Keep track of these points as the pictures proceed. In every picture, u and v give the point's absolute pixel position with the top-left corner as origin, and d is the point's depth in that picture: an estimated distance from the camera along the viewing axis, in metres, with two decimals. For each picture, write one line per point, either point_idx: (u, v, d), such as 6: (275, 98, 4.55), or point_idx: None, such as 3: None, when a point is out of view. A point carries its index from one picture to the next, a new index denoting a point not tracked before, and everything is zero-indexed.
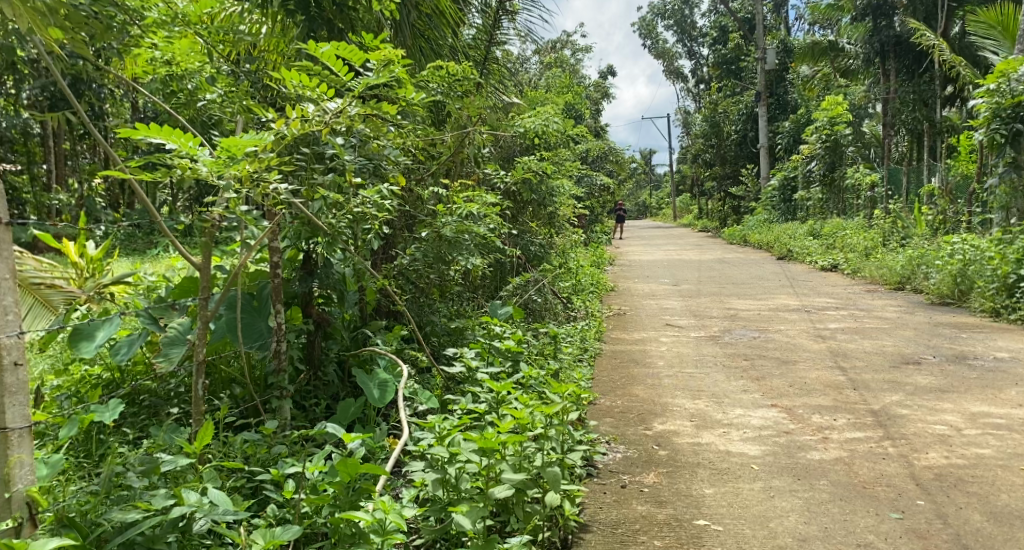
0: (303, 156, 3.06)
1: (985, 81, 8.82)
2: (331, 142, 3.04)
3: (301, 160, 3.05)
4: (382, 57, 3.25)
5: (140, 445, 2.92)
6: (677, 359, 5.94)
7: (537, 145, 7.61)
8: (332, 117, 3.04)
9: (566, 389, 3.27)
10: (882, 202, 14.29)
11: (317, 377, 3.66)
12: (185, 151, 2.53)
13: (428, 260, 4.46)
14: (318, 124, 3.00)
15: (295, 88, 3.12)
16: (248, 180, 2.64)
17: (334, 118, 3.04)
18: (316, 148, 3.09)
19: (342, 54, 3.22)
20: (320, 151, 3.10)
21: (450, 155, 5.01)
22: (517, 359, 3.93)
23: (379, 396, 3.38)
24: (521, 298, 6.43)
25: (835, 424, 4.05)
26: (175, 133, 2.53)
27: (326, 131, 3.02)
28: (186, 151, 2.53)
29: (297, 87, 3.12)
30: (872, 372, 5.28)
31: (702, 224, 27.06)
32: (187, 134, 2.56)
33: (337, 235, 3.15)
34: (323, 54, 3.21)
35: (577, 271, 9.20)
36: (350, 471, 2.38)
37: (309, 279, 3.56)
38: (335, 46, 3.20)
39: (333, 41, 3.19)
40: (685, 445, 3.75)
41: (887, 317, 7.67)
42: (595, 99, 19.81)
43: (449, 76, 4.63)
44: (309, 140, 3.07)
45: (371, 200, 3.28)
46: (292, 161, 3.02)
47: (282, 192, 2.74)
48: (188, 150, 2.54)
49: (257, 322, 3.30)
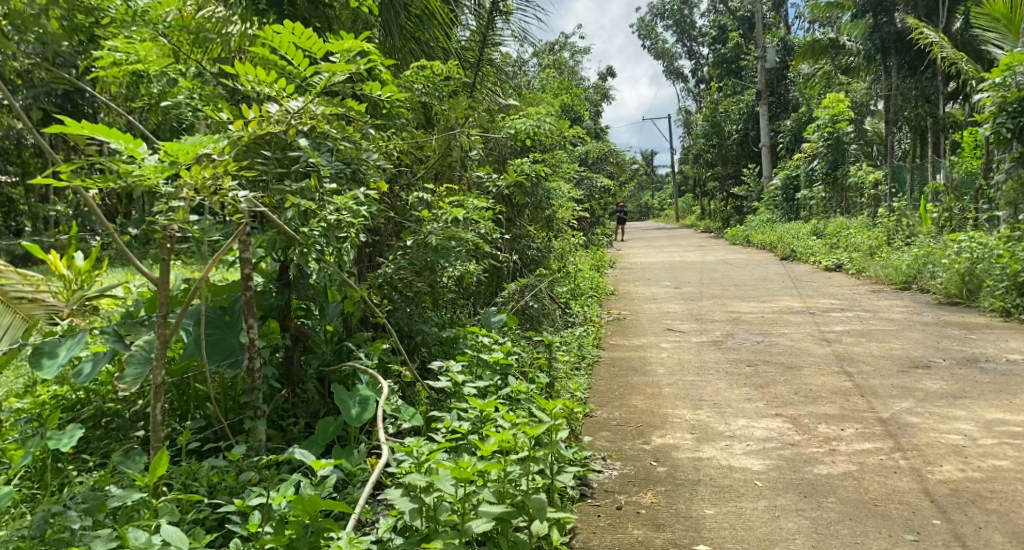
0: (265, 159, 2.96)
1: (990, 75, 8.63)
2: (298, 144, 2.94)
3: (262, 165, 2.95)
4: (343, 47, 3.18)
5: (99, 473, 2.78)
6: (678, 366, 5.75)
7: (532, 148, 7.44)
8: (298, 119, 2.93)
9: (554, 404, 3.02)
10: (886, 200, 14.10)
11: (295, 394, 3.54)
12: (129, 155, 2.55)
13: (415, 268, 4.30)
14: (280, 126, 2.89)
15: (251, 83, 3.06)
16: (204, 187, 2.59)
17: (298, 118, 2.92)
18: (283, 150, 2.99)
19: (299, 41, 3.20)
20: (288, 155, 3.00)
21: (437, 158, 4.86)
22: (507, 372, 3.73)
23: (357, 415, 3.22)
24: (518, 305, 6.25)
25: (843, 435, 3.86)
26: (121, 136, 2.54)
27: (292, 133, 2.91)
28: (130, 154, 2.55)
29: (255, 83, 3.06)
30: (880, 378, 5.09)
31: (705, 225, 26.87)
32: (133, 137, 2.57)
33: (309, 244, 3.02)
34: (278, 40, 3.18)
35: (577, 275, 9.03)
36: (308, 509, 2.25)
37: (283, 291, 3.43)
38: (291, 30, 3.18)
39: (288, 24, 3.18)
40: (685, 460, 3.56)
41: (894, 318, 7.46)
42: (594, 101, 19.67)
43: (434, 75, 4.53)
44: (272, 141, 2.96)
45: (346, 207, 3.10)
46: (253, 167, 2.94)
47: (241, 200, 2.63)
48: (133, 153, 2.55)
49: (227, 338, 3.16)
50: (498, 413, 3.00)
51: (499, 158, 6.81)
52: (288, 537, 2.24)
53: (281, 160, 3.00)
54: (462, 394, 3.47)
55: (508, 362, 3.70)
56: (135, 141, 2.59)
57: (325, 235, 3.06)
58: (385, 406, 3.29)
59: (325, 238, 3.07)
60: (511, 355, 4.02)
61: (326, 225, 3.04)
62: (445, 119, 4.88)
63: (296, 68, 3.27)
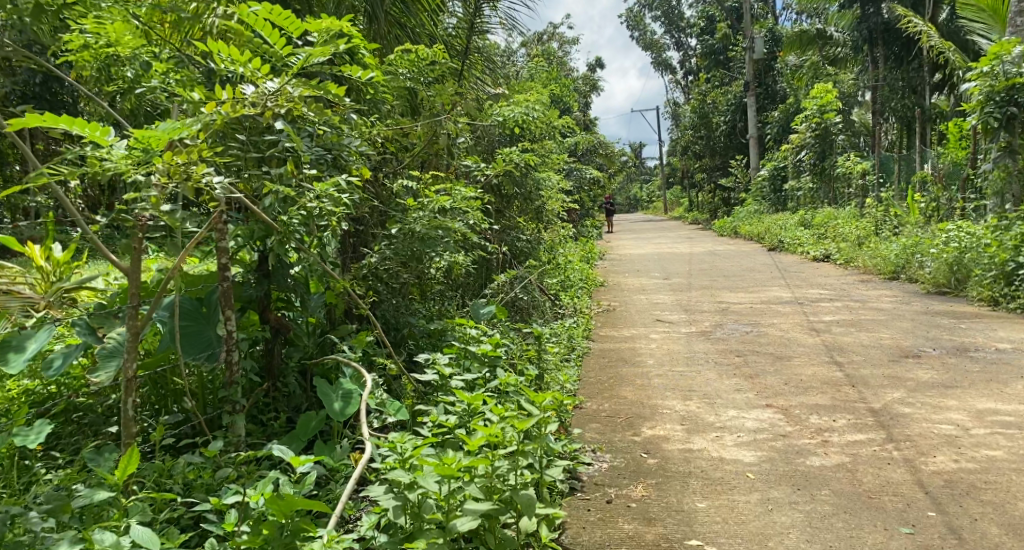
0: (239, 144, 2.90)
1: (979, 64, 8.62)
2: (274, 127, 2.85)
3: (236, 148, 2.90)
4: (322, 26, 3.20)
5: (70, 470, 2.70)
6: (667, 357, 5.69)
7: (520, 137, 7.35)
8: (275, 102, 2.85)
9: (543, 397, 2.93)
10: (873, 190, 14.11)
11: (276, 387, 3.46)
12: (94, 143, 2.48)
13: (401, 258, 4.22)
14: (254, 111, 2.81)
15: (225, 62, 3.03)
16: (176, 172, 2.54)
17: (275, 101, 2.85)
18: (259, 135, 2.93)
19: (276, 20, 3.18)
20: (265, 139, 2.93)
21: (423, 145, 4.78)
22: (495, 363, 3.65)
23: (340, 409, 3.15)
24: (507, 296, 6.17)
25: (835, 425, 3.81)
26: (82, 124, 2.47)
27: (268, 117, 2.83)
28: (94, 142, 2.48)
29: (231, 63, 3.03)
30: (871, 368, 5.05)
31: (693, 216, 26.87)
32: (98, 124, 2.50)
33: (287, 233, 2.98)
34: (254, 19, 3.15)
35: (566, 266, 8.97)
36: (283, 509, 2.18)
37: (261, 282, 3.37)
38: (268, 10, 3.16)
39: (265, 5, 3.16)
40: (676, 452, 3.50)
41: (883, 308, 7.45)
42: (583, 91, 19.57)
43: (419, 60, 4.63)
44: (248, 123, 2.88)
45: (326, 194, 3.03)
46: (225, 150, 2.88)
47: (215, 186, 2.57)
48: (97, 141, 2.49)
49: (204, 330, 3.09)
50: (485, 406, 2.93)
51: (486, 147, 6.71)
52: (263, 538, 2.16)
53: (258, 145, 2.94)
54: (450, 386, 3.39)
55: (497, 352, 3.62)
56: (99, 128, 2.52)
57: (303, 222, 3.01)
58: (369, 400, 3.22)
59: (304, 225, 3.02)
60: (499, 347, 3.94)
61: (305, 213, 2.99)
62: (430, 105, 4.76)
63: (273, 49, 3.24)
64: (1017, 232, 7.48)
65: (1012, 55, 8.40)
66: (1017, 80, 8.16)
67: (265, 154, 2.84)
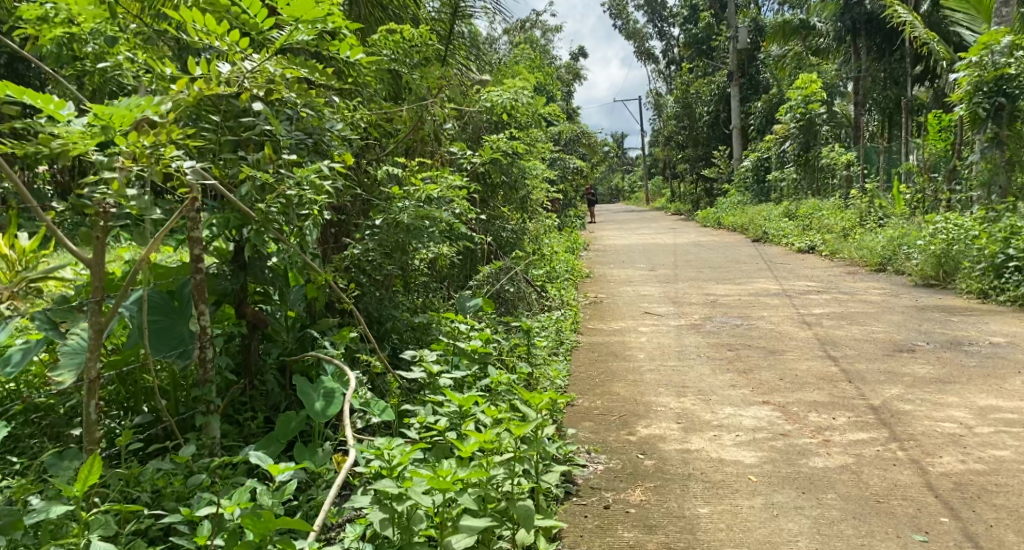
0: (210, 125, 2.76)
1: (967, 53, 8.51)
2: (252, 108, 2.72)
3: (208, 130, 2.75)
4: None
5: (27, 476, 2.50)
6: (658, 351, 5.56)
7: (506, 124, 7.16)
8: (253, 83, 2.73)
9: (540, 399, 2.78)
10: (858, 181, 14.06)
11: (253, 385, 3.30)
12: (51, 116, 2.30)
13: (386, 250, 4.05)
14: (231, 90, 2.67)
15: (200, 33, 2.84)
16: (143, 155, 2.34)
17: (253, 80, 2.71)
18: (234, 117, 2.79)
19: None
20: (239, 121, 2.80)
21: (408, 131, 4.60)
22: (485, 360, 3.49)
23: (322, 410, 2.99)
24: (493, 288, 6.00)
25: (835, 424, 3.69)
26: (39, 96, 2.29)
27: (246, 97, 2.70)
28: (52, 116, 2.29)
29: (205, 36, 2.84)
30: (866, 362, 4.94)
31: (676, 207, 26.83)
32: (55, 97, 2.32)
33: (265, 221, 2.78)
34: None
35: (552, 257, 8.80)
36: (261, 529, 2.01)
37: (237, 275, 3.19)
38: None
39: None
40: (673, 452, 3.37)
41: (872, 301, 7.36)
42: (566, 81, 19.37)
43: (404, 41, 4.49)
44: (223, 104, 2.76)
45: (307, 181, 2.86)
46: (197, 134, 2.72)
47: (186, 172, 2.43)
48: (55, 115, 2.30)
49: (175, 325, 2.91)
50: (478, 408, 2.78)
51: (471, 134, 6.51)
52: None
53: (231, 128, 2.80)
54: (439, 385, 3.23)
55: (488, 348, 3.46)
56: (57, 101, 2.33)
57: (283, 211, 2.82)
58: (352, 399, 3.05)
59: (284, 214, 2.83)
60: (489, 343, 3.77)
61: (284, 201, 2.81)
62: (416, 89, 4.65)
63: (253, 21, 3.07)
64: (1006, 224, 7.41)
65: (1001, 45, 8.25)
66: (1006, 71, 8.06)
67: (241, 137, 2.71)
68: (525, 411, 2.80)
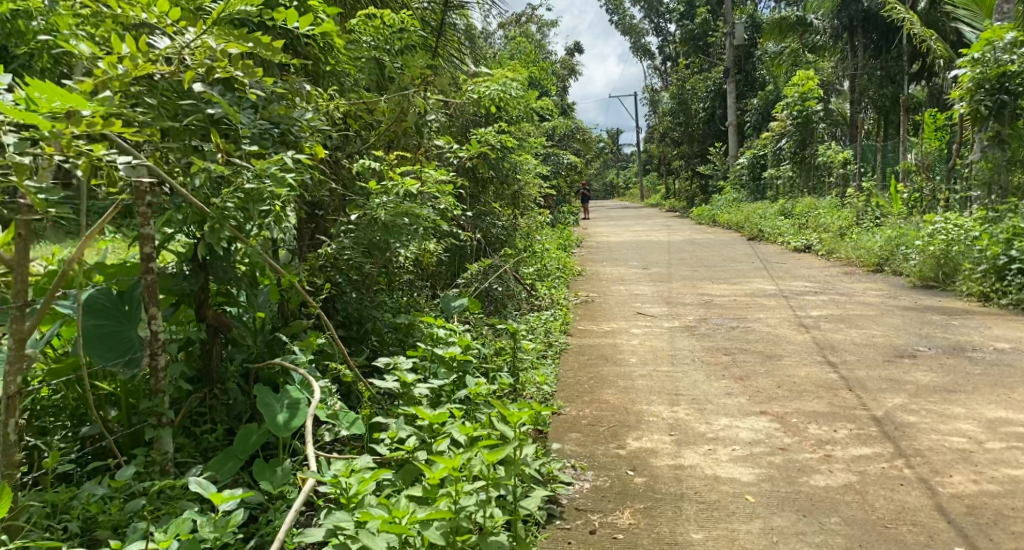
0: (149, 108, 2.47)
1: (970, 49, 8.24)
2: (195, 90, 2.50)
3: (144, 115, 2.45)
4: None
5: None
6: (650, 355, 5.36)
7: (496, 117, 6.93)
8: (194, 61, 2.51)
9: (519, 414, 2.57)
10: (855, 180, 13.86)
11: (212, 394, 3.06)
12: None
13: (363, 250, 3.83)
14: (168, 69, 2.47)
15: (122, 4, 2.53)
16: (68, 145, 2.16)
17: (195, 57, 2.50)
18: (168, 97, 2.54)
19: None
20: (176, 103, 2.56)
21: (389, 123, 4.35)
22: (465, 369, 3.22)
23: (284, 423, 2.79)
24: (480, 287, 5.78)
25: (836, 437, 3.47)
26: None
27: (189, 78, 2.48)
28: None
29: (130, 6, 2.53)
30: (866, 369, 4.71)
31: (671, 203, 26.63)
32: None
33: (222, 217, 2.57)
34: None
35: (543, 255, 8.58)
36: None
37: (197, 274, 2.95)
38: None
39: None
40: (665, 469, 3.20)
41: (870, 303, 7.15)
42: (561, 76, 19.13)
43: (385, 26, 4.33)
44: (160, 82, 2.52)
45: (267, 174, 2.64)
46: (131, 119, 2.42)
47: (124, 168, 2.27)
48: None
49: (124, 331, 2.71)
50: (451, 425, 2.58)
51: (460, 127, 6.28)
52: None
53: (166, 109, 2.56)
54: (415, 396, 3.01)
55: (468, 355, 3.22)
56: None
57: (240, 206, 2.61)
58: (318, 410, 2.85)
59: (242, 209, 2.62)
60: (471, 348, 3.52)
61: (242, 195, 2.60)
62: (400, 80, 4.50)
63: None
64: (1008, 225, 7.18)
65: (1004, 41, 7.99)
66: (1009, 68, 7.81)
67: (180, 123, 2.49)
68: (503, 430, 2.60)
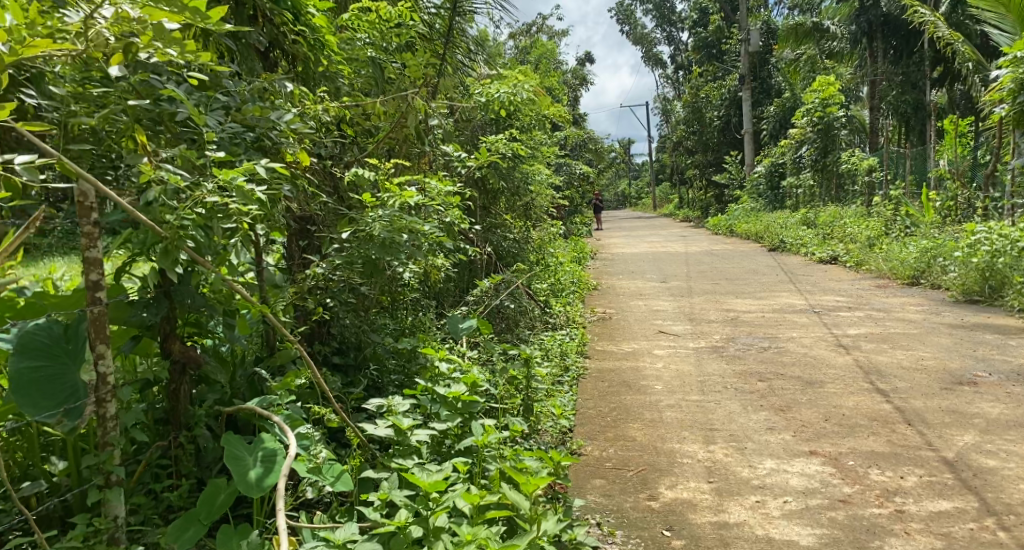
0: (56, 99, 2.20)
1: (1012, 49, 7.60)
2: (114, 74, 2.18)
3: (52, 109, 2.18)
4: None
5: None
6: (677, 381, 4.85)
7: (506, 124, 6.50)
8: (113, 38, 2.12)
9: (533, 486, 2.19)
10: (881, 187, 13.29)
11: (177, 442, 2.59)
12: None
13: (356, 269, 3.39)
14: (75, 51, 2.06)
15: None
16: None
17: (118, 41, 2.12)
18: (83, 87, 2.26)
19: None
20: (92, 92, 2.25)
21: (390, 128, 3.91)
22: (472, 411, 2.75)
23: (257, 481, 2.34)
24: (489, 305, 5.29)
25: (906, 485, 3.02)
26: None
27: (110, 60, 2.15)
28: None
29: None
30: (924, 398, 4.23)
31: (686, 213, 26.09)
32: None
33: (178, 238, 2.11)
34: None
35: (557, 269, 8.12)
36: None
37: (160, 302, 2.52)
38: None
39: None
40: (706, 527, 2.75)
41: (912, 319, 6.64)
42: (572, 85, 18.71)
43: (381, 22, 4.02)
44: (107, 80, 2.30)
45: (232, 186, 2.21)
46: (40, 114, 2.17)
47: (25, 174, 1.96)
48: None
49: (65, 373, 2.28)
50: (454, 494, 2.21)
51: (467, 135, 5.83)
52: None
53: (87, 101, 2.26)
54: (412, 445, 2.57)
55: (474, 394, 2.76)
56: None
57: (201, 224, 2.15)
58: (297, 464, 2.41)
59: (204, 227, 2.16)
60: (478, 385, 3.05)
61: (204, 210, 2.15)
62: (400, 82, 4.12)
63: None
64: None
65: None
66: None
67: (106, 118, 2.13)
68: (515, 502, 2.22)
